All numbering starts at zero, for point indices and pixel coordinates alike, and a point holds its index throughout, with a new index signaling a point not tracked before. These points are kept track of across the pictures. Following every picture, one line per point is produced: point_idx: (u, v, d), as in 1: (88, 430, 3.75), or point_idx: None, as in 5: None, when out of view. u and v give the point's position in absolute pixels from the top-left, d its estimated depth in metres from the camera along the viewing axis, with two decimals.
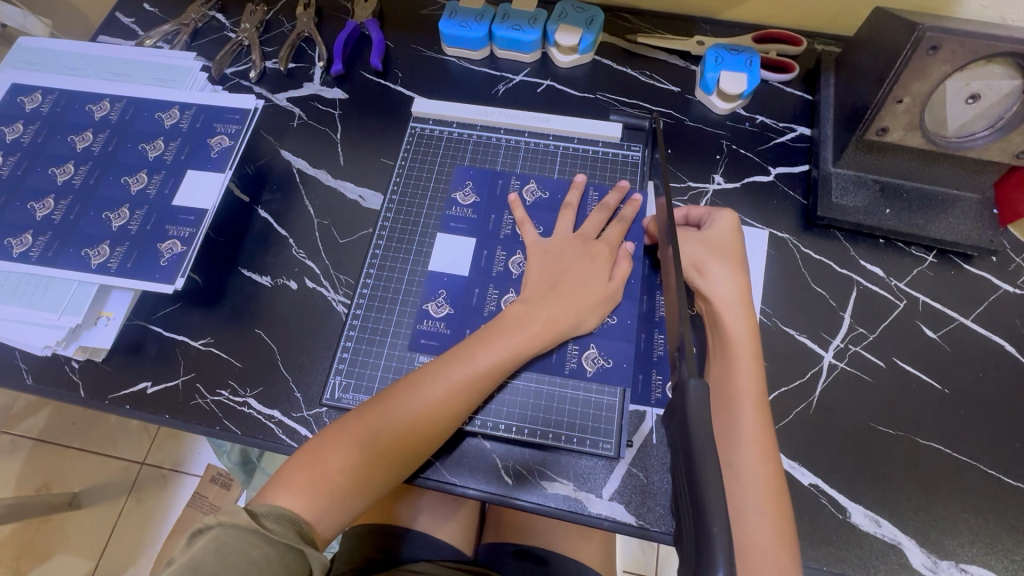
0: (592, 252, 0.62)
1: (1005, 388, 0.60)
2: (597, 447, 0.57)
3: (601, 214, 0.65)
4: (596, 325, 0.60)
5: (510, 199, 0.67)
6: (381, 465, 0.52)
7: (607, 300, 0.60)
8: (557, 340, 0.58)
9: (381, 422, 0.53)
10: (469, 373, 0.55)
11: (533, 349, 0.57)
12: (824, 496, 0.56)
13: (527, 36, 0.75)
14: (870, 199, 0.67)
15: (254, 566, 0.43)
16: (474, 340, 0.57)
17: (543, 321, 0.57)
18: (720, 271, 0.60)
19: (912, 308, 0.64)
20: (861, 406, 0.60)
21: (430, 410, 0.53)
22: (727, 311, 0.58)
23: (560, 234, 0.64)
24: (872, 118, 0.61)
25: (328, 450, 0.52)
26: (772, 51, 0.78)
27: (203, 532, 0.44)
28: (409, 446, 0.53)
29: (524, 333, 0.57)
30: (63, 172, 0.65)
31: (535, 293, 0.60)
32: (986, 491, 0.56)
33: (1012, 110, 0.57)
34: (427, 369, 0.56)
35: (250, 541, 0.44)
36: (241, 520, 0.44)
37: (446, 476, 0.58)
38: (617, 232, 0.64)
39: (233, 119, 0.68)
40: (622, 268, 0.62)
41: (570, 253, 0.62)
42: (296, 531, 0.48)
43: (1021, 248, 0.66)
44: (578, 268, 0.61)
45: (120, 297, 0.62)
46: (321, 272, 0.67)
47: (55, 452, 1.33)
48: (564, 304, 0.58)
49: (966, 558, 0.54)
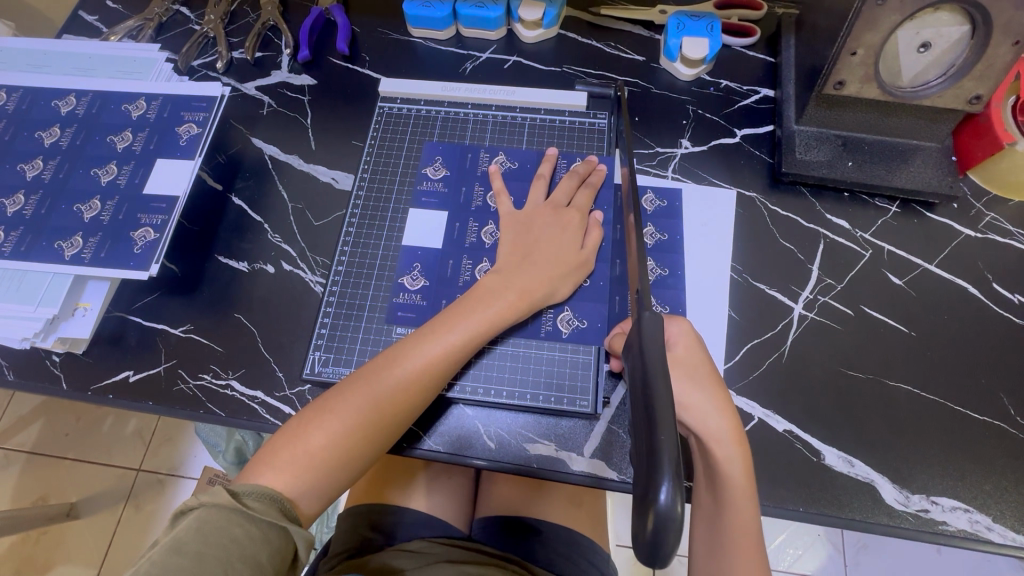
0: (563, 219, 0.63)
1: (969, 327, 0.62)
2: (575, 405, 0.59)
3: (571, 181, 0.66)
4: (569, 292, 0.61)
5: (491, 169, 0.68)
6: (363, 442, 0.53)
7: (578, 264, 0.61)
8: (531, 307, 0.58)
9: (360, 399, 0.53)
10: (445, 346, 0.55)
11: (508, 317, 0.57)
12: (798, 441, 0.58)
13: (491, 13, 0.76)
14: (833, 153, 0.68)
15: (237, 542, 0.44)
16: (449, 312, 0.57)
17: (517, 290, 0.58)
18: (704, 401, 0.52)
19: (878, 257, 0.66)
20: (831, 354, 0.61)
21: (408, 384, 0.54)
22: (716, 441, 0.51)
23: (532, 203, 0.65)
24: (829, 72, 0.62)
25: (309, 429, 0.52)
26: (734, 16, 0.79)
27: (186, 513, 0.45)
28: (390, 420, 0.53)
29: (499, 303, 0.57)
30: (32, 167, 0.66)
31: (508, 261, 0.60)
32: (953, 426, 0.58)
33: (963, 56, 0.58)
34: (404, 344, 0.56)
35: (231, 519, 0.45)
36: (222, 499, 0.45)
37: (433, 446, 0.59)
38: (585, 199, 0.65)
39: (200, 107, 0.68)
40: (593, 234, 0.63)
41: (542, 221, 0.63)
42: (279, 508, 0.49)
43: (981, 193, 0.68)
44: (549, 235, 0.61)
45: (97, 288, 0.63)
46: (297, 255, 0.68)
47: (49, 463, 1.33)
48: (537, 270, 0.59)
49: (936, 490, 0.55)
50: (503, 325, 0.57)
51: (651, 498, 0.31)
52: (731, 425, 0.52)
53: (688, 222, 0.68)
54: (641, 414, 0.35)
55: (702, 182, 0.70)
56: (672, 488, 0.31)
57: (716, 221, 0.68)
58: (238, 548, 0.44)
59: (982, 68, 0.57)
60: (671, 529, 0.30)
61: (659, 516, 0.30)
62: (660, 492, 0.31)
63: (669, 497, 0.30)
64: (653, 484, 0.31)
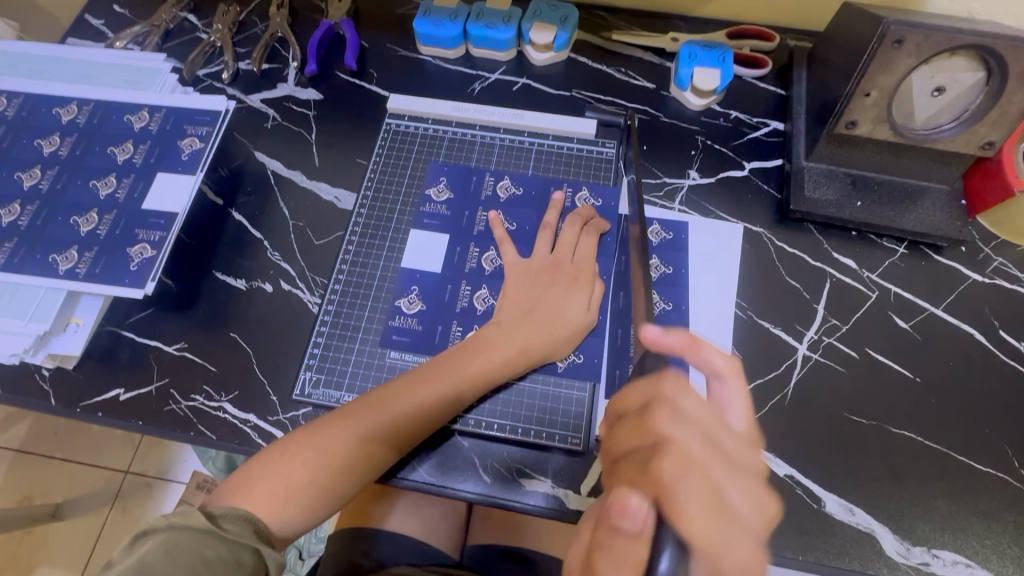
0: (568, 274, 0.62)
1: (975, 375, 0.61)
2: (566, 441, 0.58)
3: (574, 228, 0.65)
4: (568, 352, 0.60)
5: (490, 214, 0.67)
6: (347, 478, 0.52)
7: (582, 329, 0.60)
8: (528, 364, 0.58)
9: (344, 439, 0.52)
10: (440, 392, 0.54)
11: (503, 375, 0.57)
12: (799, 486, 0.57)
13: (501, 34, 0.75)
14: (841, 191, 0.67)
15: (205, 565, 0.44)
16: (445, 361, 0.57)
17: (516, 345, 0.57)
18: (734, 493, 0.37)
19: (885, 299, 0.65)
20: (835, 397, 0.60)
21: (398, 425, 0.53)
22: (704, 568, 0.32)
23: (540, 255, 0.63)
24: (841, 111, 0.61)
25: (291, 459, 0.51)
26: (746, 46, 0.78)
27: (150, 536, 0.44)
28: (376, 460, 0.52)
29: (496, 354, 0.57)
30: (29, 176, 0.64)
31: (508, 313, 0.60)
32: (958, 477, 0.57)
33: (976, 101, 0.58)
34: (396, 384, 0.55)
35: (203, 540, 0.43)
36: (196, 522, 0.44)
37: (421, 477, 0.57)
38: (590, 248, 0.64)
39: (204, 121, 0.67)
40: (598, 292, 0.62)
41: (544, 279, 0.62)
42: (254, 531, 0.48)
43: (989, 237, 0.67)
44: (553, 294, 0.61)
45: (90, 303, 0.62)
46: (296, 274, 0.67)
47: (35, 463, 1.31)
48: (539, 333, 0.59)
49: (937, 544, 0.55)
50: (497, 379, 0.57)
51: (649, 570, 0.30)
52: (763, 515, 0.38)
53: (693, 257, 0.67)
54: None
55: (708, 216, 0.70)
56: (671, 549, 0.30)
57: (722, 256, 0.67)
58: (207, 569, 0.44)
59: (997, 114, 0.57)
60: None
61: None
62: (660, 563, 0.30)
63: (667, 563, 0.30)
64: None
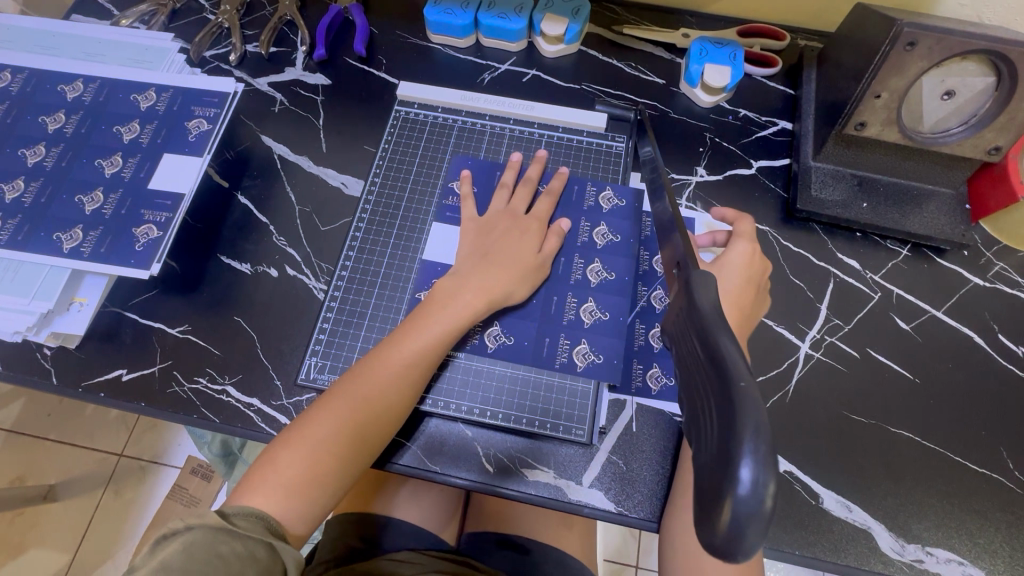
0: (522, 222, 0.63)
1: (974, 377, 0.62)
2: (571, 433, 0.58)
3: (529, 189, 0.66)
4: (525, 295, 0.61)
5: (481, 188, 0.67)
6: (345, 459, 0.52)
7: (536, 269, 0.61)
8: (488, 308, 0.58)
9: (333, 418, 0.52)
10: (405, 346, 0.55)
11: (468, 322, 0.57)
12: (797, 482, 0.58)
13: (513, 24, 0.75)
14: (847, 193, 0.68)
15: (223, 562, 0.41)
16: (408, 322, 0.57)
17: (474, 290, 0.57)
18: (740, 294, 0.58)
19: (887, 300, 0.66)
20: (836, 396, 0.61)
21: (378, 394, 0.53)
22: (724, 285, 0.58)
23: (493, 210, 0.65)
24: (851, 112, 0.61)
25: (289, 448, 0.51)
26: (756, 45, 0.78)
27: (171, 539, 0.41)
28: (368, 436, 0.52)
29: (455, 304, 0.57)
30: (34, 153, 0.64)
31: (463, 265, 0.60)
32: (953, 477, 0.58)
33: (985, 106, 0.58)
34: (368, 358, 0.55)
35: (217, 536, 0.42)
36: (211, 519, 0.43)
37: (412, 460, 0.58)
38: (547, 205, 0.65)
39: (211, 102, 0.67)
40: (551, 242, 0.63)
41: (501, 225, 0.63)
42: (266, 527, 0.47)
43: (991, 242, 0.68)
44: (507, 236, 0.62)
45: (94, 283, 0.61)
46: (302, 260, 0.67)
47: (28, 443, 1.30)
48: (496, 274, 0.59)
49: (932, 541, 0.56)
50: (462, 327, 0.57)
51: (728, 476, 0.26)
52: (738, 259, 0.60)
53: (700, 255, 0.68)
54: (714, 389, 0.30)
55: (714, 213, 0.70)
56: (755, 465, 0.26)
57: None
58: (224, 566, 0.41)
59: (1005, 119, 0.57)
60: (755, 523, 0.26)
61: (736, 513, 0.26)
62: (741, 469, 0.26)
63: (752, 476, 0.26)
64: (730, 461, 0.26)
